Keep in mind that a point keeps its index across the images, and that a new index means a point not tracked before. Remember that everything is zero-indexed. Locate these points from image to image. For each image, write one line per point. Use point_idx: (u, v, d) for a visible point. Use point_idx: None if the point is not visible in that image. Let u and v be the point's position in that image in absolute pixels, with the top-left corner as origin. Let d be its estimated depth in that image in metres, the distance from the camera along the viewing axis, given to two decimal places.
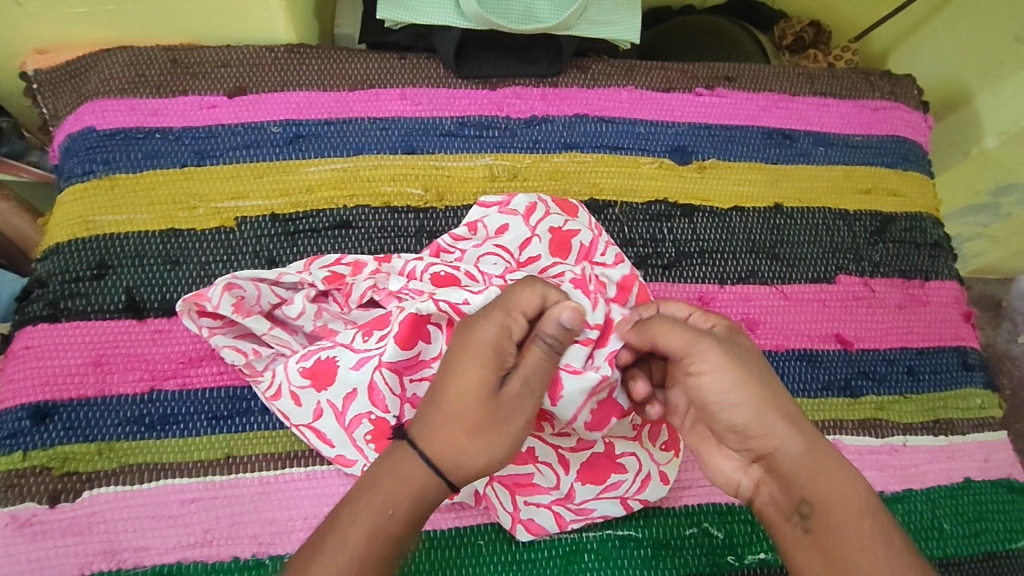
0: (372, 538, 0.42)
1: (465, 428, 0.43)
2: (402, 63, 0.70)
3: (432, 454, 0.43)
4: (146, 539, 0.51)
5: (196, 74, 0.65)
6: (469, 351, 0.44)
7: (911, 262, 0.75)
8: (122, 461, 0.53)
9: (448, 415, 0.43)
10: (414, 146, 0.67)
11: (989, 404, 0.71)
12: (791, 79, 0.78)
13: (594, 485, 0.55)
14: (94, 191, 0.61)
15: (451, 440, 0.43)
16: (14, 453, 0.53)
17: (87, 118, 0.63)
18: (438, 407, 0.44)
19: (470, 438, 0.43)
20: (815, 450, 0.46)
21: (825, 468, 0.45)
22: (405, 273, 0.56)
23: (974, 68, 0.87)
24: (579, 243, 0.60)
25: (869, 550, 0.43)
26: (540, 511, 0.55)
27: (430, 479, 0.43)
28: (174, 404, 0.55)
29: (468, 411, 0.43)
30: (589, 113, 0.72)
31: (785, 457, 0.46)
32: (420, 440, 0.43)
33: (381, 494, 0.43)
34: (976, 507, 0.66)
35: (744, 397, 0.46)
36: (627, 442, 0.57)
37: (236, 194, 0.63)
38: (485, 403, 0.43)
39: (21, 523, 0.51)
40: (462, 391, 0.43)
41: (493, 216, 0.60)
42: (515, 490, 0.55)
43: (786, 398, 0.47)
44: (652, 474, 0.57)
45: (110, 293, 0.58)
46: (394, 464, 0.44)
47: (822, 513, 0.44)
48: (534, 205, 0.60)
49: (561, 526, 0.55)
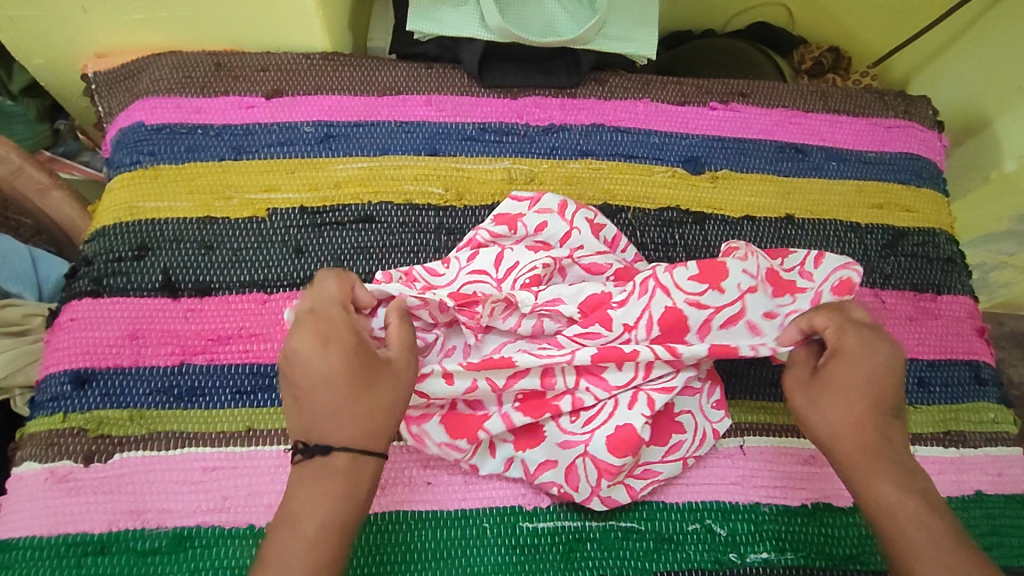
0: (341, 534, 0.46)
1: (382, 408, 0.49)
2: (429, 72, 0.74)
3: (365, 443, 0.48)
4: (169, 502, 0.55)
5: (237, 77, 0.70)
6: (344, 353, 0.49)
7: (923, 275, 0.75)
8: (151, 428, 0.57)
9: (363, 408, 0.48)
10: (437, 148, 0.71)
11: (1002, 419, 0.71)
12: (804, 97, 0.81)
13: (659, 447, 0.58)
14: (140, 180, 0.66)
15: (376, 425, 0.48)
16: (56, 414, 0.57)
17: (137, 114, 0.69)
18: (350, 405, 0.48)
19: (386, 414, 0.49)
20: (863, 452, 0.51)
21: (879, 469, 0.50)
22: (513, 274, 0.60)
23: (992, 91, 0.87)
24: (607, 237, 0.64)
25: (914, 526, 0.48)
26: (617, 487, 0.58)
27: (371, 468, 0.48)
28: (201, 377, 0.59)
29: (376, 396, 0.49)
30: (605, 123, 0.75)
31: (839, 463, 0.52)
32: (345, 438, 0.47)
33: (332, 495, 0.46)
34: (988, 522, 0.65)
35: (813, 409, 0.53)
36: (684, 401, 0.60)
37: (269, 187, 0.67)
38: (384, 383, 0.49)
39: (59, 479, 0.55)
40: (361, 384, 0.48)
41: (530, 215, 0.63)
42: (604, 474, 0.56)
43: (852, 407, 0.52)
44: (706, 432, 0.60)
45: (149, 273, 0.63)
46: (334, 467, 0.47)
47: (873, 506, 0.50)
48: (564, 202, 0.64)
49: (632, 496, 0.58)
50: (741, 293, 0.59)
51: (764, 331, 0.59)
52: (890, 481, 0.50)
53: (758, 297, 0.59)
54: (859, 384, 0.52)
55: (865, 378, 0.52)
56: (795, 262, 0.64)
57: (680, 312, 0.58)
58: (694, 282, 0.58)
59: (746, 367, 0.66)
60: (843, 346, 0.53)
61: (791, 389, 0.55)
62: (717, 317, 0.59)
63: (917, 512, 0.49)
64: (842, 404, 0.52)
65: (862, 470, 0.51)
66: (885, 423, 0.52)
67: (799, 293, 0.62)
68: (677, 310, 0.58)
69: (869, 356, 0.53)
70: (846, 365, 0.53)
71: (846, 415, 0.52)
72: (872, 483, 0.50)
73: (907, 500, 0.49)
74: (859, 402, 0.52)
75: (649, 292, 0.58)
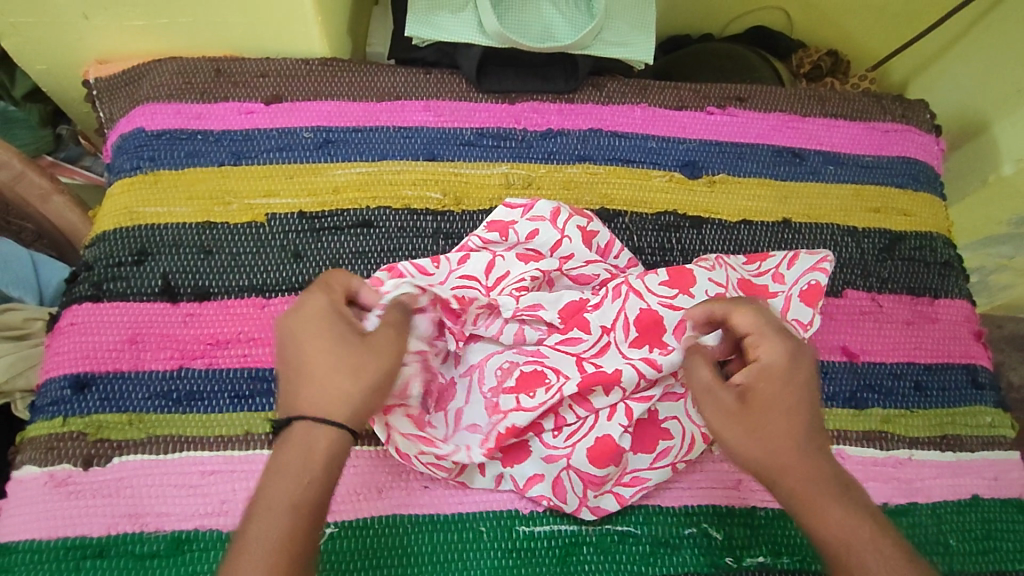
0: (292, 512, 0.44)
1: (347, 375, 0.48)
2: (427, 78, 0.74)
3: (327, 413, 0.47)
4: (167, 506, 0.55)
5: (237, 83, 0.71)
6: (314, 321, 0.50)
7: (920, 279, 0.75)
8: (150, 432, 0.58)
9: (326, 373, 0.48)
10: (435, 153, 0.71)
11: (1000, 422, 0.71)
12: (801, 101, 0.81)
13: (647, 454, 0.59)
14: (140, 185, 0.67)
15: (339, 391, 0.47)
16: (55, 418, 0.58)
17: (138, 120, 0.69)
18: (314, 373, 0.48)
19: (352, 382, 0.48)
20: (806, 478, 0.48)
21: (820, 494, 0.48)
22: (500, 281, 0.61)
23: (990, 95, 0.88)
24: (600, 243, 0.64)
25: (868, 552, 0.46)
26: (605, 496, 0.58)
27: (330, 442, 0.46)
28: (200, 381, 0.60)
29: (343, 361, 0.48)
30: (603, 128, 0.76)
31: (782, 495, 0.48)
32: (309, 407, 0.47)
33: (289, 470, 0.45)
34: (985, 526, 0.65)
35: (747, 441, 0.49)
36: (670, 407, 0.59)
37: (268, 193, 0.67)
38: (355, 351, 0.49)
39: (58, 483, 0.56)
40: (327, 350, 0.48)
41: (522, 223, 0.63)
42: (588, 484, 0.57)
43: (785, 433, 0.49)
44: (695, 435, 0.59)
45: (148, 278, 0.63)
46: (297, 441, 0.46)
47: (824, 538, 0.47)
48: (557, 208, 0.64)
49: (622, 503, 0.58)
50: (709, 298, 0.60)
51: None
52: (838, 506, 0.47)
53: None
54: (787, 403, 0.49)
55: (790, 399, 0.50)
56: (772, 264, 0.67)
57: (655, 314, 0.59)
58: (666, 287, 0.60)
59: None
60: (762, 360, 0.51)
61: (718, 418, 0.50)
62: None
63: (871, 536, 0.46)
64: (772, 428, 0.49)
65: (806, 500, 0.48)
66: (816, 443, 0.49)
67: (771, 297, 0.65)
68: (652, 312, 0.59)
69: (790, 372, 0.50)
70: (773, 383, 0.50)
71: (781, 437, 0.49)
72: (820, 512, 0.47)
73: (855, 522, 0.47)
74: (788, 423, 0.49)
75: (622, 297, 0.59)
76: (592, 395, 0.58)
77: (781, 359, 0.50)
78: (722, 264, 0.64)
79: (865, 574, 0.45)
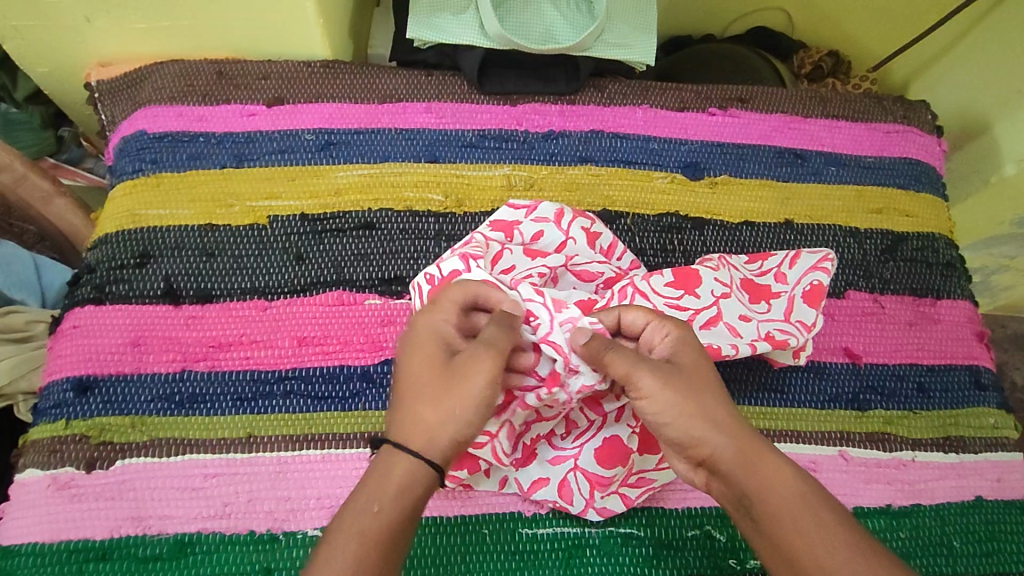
0: (363, 539, 0.44)
1: (428, 403, 0.48)
2: (429, 79, 0.74)
3: (410, 439, 0.47)
4: (170, 509, 0.56)
5: (238, 85, 0.71)
6: (414, 344, 0.51)
7: (923, 280, 0.75)
8: (152, 435, 0.58)
9: (414, 397, 0.49)
10: (437, 155, 0.71)
11: (1003, 424, 0.71)
12: (803, 102, 0.81)
13: (653, 455, 0.58)
14: (142, 187, 0.67)
15: (420, 417, 0.48)
16: (58, 421, 0.58)
17: (140, 123, 0.69)
18: (404, 398, 0.49)
19: (434, 410, 0.48)
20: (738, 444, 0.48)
21: (756, 455, 0.48)
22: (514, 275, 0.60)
23: (991, 96, 0.88)
24: (604, 244, 0.64)
25: (802, 508, 0.46)
26: (611, 497, 0.58)
27: (407, 470, 0.47)
28: (203, 384, 0.60)
29: (429, 386, 0.49)
30: (604, 129, 0.76)
31: (715, 462, 0.47)
32: (398, 431, 0.48)
33: (363, 495, 0.46)
34: (987, 527, 0.65)
35: (678, 408, 0.47)
36: None
37: (270, 195, 0.67)
38: (441, 374, 0.49)
39: (61, 486, 0.56)
40: (416, 374, 0.50)
41: (527, 224, 0.63)
42: (596, 485, 0.57)
43: (710, 395, 0.48)
44: None
45: (151, 280, 0.63)
46: (377, 469, 0.47)
47: (764, 504, 0.46)
48: (561, 210, 0.64)
49: (628, 504, 0.58)
50: (715, 299, 0.62)
51: (741, 332, 0.61)
52: (771, 466, 0.47)
53: (732, 301, 0.62)
54: (702, 371, 0.50)
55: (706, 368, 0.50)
56: (774, 264, 0.67)
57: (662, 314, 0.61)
58: (672, 288, 0.62)
59: (745, 373, 0.67)
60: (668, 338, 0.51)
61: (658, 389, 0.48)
62: (696, 319, 0.61)
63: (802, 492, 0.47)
64: (701, 395, 0.48)
65: (741, 465, 0.47)
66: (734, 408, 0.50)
67: (776, 297, 0.64)
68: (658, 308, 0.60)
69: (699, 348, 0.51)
70: (687, 354, 0.50)
71: (710, 402, 0.48)
72: (757, 474, 0.47)
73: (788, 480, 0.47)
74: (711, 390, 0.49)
75: (629, 298, 0.60)
76: (603, 400, 0.57)
77: (681, 329, 0.52)
78: (726, 264, 0.65)
79: (808, 527, 0.45)
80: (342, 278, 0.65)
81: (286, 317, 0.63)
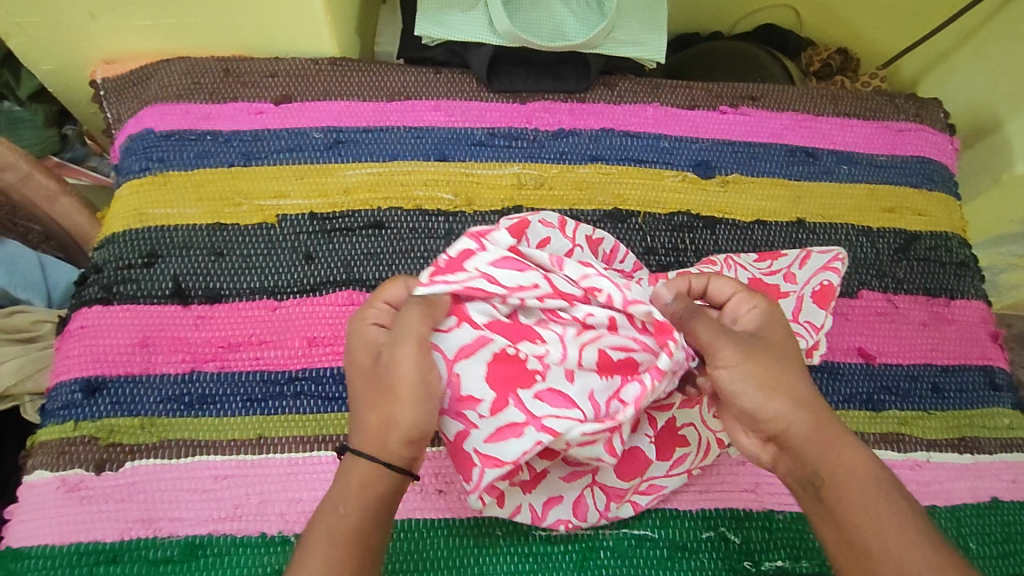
0: (334, 540, 0.46)
1: (370, 411, 0.49)
2: (437, 77, 0.74)
3: (364, 449, 0.48)
4: (180, 511, 0.55)
5: (246, 83, 0.70)
6: (354, 348, 0.52)
7: (936, 279, 0.75)
8: (161, 436, 0.57)
9: (361, 407, 0.50)
10: (446, 154, 0.70)
11: (1018, 424, 0.70)
12: (814, 100, 0.80)
13: (664, 462, 0.58)
14: (148, 186, 0.66)
15: (367, 425, 0.49)
16: (67, 422, 0.57)
17: (146, 121, 0.69)
18: (356, 409, 0.50)
19: (376, 416, 0.49)
20: (813, 428, 0.48)
21: (828, 439, 0.48)
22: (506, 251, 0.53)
23: (1002, 94, 0.87)
24: (606, 249, 0.63)
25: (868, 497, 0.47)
26: (624, 505, 0.58)
27: (371, 475, 0.48)
28: (212, 385, 0.59)
29: (369, 394, 0.49)
30: (615, 127, 0.75)
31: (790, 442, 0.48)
32: (354, 442, 0.49)
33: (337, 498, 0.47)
34: (1004, 529, 0.65)
35: (756, 381, 0.48)
36: (686, 414, 0.59)
37: (278, 194, 0.67)
38: (375, 379, 0.49)
39: (70, 487, 0.55)
40: (360, 381, 0.50)
41: (535, 228, 0.59)
42: (610, 495, 0.57)
43: (797, 369, 0.49)
44: (711, 442, 0.59)
45: (158, 280, 0.62)
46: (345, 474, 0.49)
47: (830, 485, 0.48)
48: (563, 218, 0.61)
49: (637, 509, 0.58)
50: None
51: None
52: (844, 453, 0.48)
53: None
54: (787, 353, 0.50)
55: (792, 347, 0.50)
56: (784, 264, 0.66)
57: None
58: None
59: None
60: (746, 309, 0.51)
61: (732, 361, 0.48)
62: None
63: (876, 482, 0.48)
64: (780, 372, 0.48)
65: (815, 447, 0.48)
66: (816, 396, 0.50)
67: (784, 296, 0.64)
68: None
69: (788, 330, 0.51)
70: (772, 332, 0.50)
71: (787, 382, 0.48)
72: (829, 457, 0.48)
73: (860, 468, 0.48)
74: (794, 371, 0.49)
75: None
76: None
77: (773, 309, 0.52)
78: (732, 264, 0.66)
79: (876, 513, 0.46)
80: (351, 279, 0.64)
81: (296, 317, 0.62)
